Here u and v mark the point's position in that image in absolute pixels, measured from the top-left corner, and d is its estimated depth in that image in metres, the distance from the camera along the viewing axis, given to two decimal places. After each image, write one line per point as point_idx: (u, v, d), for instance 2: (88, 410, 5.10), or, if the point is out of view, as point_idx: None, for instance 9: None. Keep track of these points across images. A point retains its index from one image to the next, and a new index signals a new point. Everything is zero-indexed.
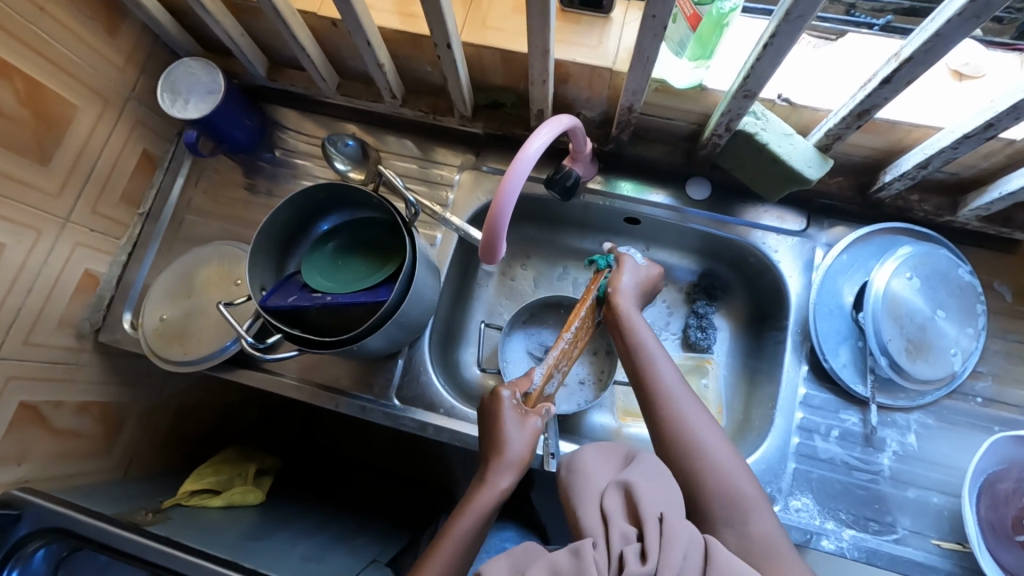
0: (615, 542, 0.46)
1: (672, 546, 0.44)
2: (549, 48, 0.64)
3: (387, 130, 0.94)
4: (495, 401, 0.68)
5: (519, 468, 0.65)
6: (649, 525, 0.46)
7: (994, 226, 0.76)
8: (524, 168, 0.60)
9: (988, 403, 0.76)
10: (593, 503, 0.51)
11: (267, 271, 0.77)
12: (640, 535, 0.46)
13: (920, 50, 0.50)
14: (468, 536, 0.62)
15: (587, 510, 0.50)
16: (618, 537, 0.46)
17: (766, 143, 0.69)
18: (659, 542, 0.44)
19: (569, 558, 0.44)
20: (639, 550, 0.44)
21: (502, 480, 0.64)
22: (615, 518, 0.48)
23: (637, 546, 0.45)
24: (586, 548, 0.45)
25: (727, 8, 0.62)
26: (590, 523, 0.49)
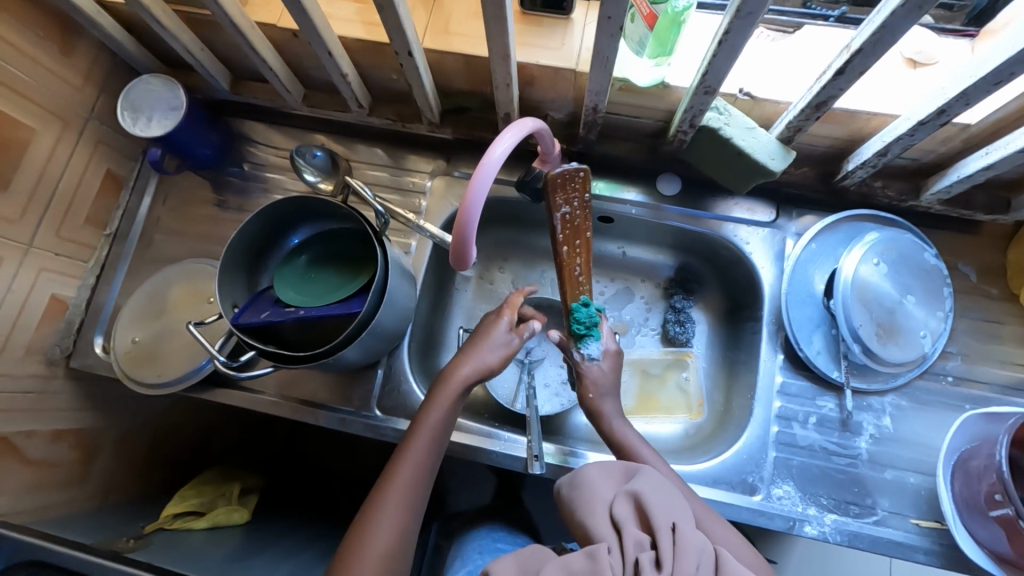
0: (630, 550, 0.45)
1: (688, 557, 0.44)
2: (510, 52, 0.64)
3: (356, 139, 0.94)
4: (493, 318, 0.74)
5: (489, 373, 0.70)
6: (663, 534, 0.46)
7: (956, 208, 0.78)
8: (490, 170, 0.60)
9: (958, 381, 0.77)
10: (603, 511, 0.50)
11: (238, 287, 0.76)
12: (653, 543, 0.46)
13: (870, 41, 0.51)
14: (439, 427, 0.68)
15: (597, 517, 0.50)
16: (633, 545, 0.46)
17: (730, 138, 0.70)
18: (674, 552, 0.45)
19: (583, 562, 0.45)
20: (654, 558, 0.44)
21: (461, 372, 0.69)
22: (628, 526, 0.48)
23: (651, 553, 0.45)
24: (600, 553, 0.45)
25: (682, 5, 0.62)
26: (601, 529, 0.49)
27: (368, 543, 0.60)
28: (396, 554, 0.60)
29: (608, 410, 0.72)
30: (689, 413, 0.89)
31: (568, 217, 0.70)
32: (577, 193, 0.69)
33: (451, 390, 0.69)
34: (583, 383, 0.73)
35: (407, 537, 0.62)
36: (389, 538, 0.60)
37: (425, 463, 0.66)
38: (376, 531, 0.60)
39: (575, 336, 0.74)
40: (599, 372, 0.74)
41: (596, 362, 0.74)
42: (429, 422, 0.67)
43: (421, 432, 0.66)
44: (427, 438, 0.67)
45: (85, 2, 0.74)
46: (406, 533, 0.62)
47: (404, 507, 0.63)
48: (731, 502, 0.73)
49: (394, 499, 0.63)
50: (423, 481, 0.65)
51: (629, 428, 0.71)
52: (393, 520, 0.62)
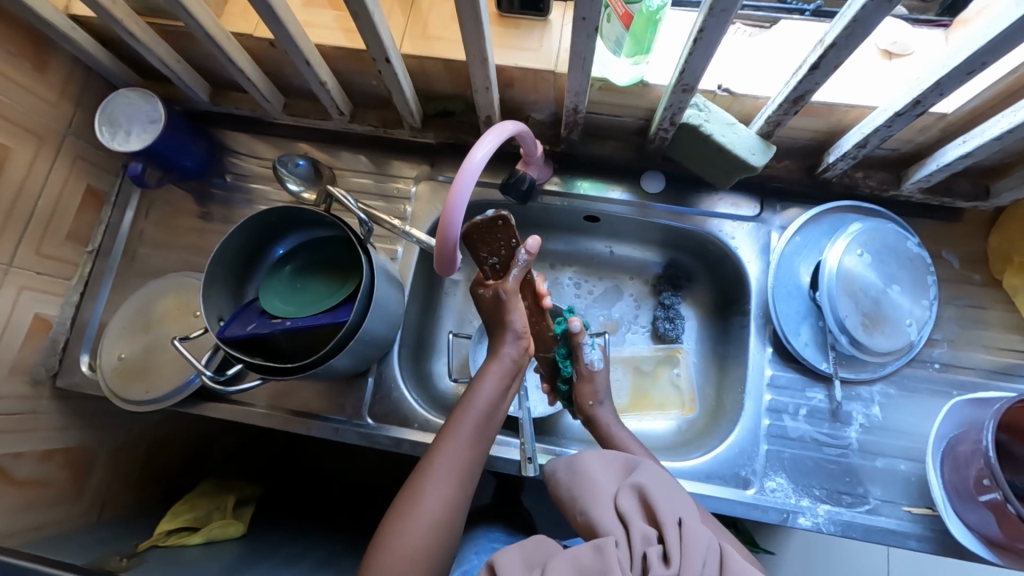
0: (637, 544, 0.45)
1: (695, 551, 0.44)
2: (487, 55, 0.64)
3: (339, 146, 0.93)
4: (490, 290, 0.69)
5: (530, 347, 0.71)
6: (669, 528, 0.46)
7: (937, 196, 0.79)
8: (472, 174, 0.60)
9: (945, 367, 0.78)
10: (608, 504, 0.51)
11: (224, 299, 0.75)
12: (660, 537, 0.46)
13: (842, 35, 0.51)
14: (486, 408, 0.66)
15: (603, 511, 0.50)
16: (639, 539, 0.46)
17: (710, 134, 0.70)
18: (681, 546, 0.45)
19: (591, 556, 0.45)
20: (661, 552, 0.44)
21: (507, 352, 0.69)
22: (634, 520, 0.48)
23: (659, 547, 0.45)
24: (608, 546, 0.45)
25: (657, 4, 0.62)
26: (608, 523, 0.49)
27: (414, 515, 0.59)
28: (441, 527, 0.59)
29: (604, 417, 0.74)
30: (682, 408, 0.89)
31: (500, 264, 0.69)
32: (502, 242, 0.67)
33: (499, 369, 0.68)
34: (584, 387, 0.75)
35: (454, 511, 0.61)
36: (436, 511, 0.60)
37: (473, 440, 0.65)
38: (422, 503, 0.60)
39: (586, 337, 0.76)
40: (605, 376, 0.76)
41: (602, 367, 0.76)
42: (476, 400, 0.66)
43: (469, 411, 0.66)
44: (476, 416, 0.66)
45: (56, 17, 0.73)
46: (453, 507, 0.61)
47: (451, 481, 0.62)
48: (725, 497, 0.73)
49: (440, 472, 0.62)
50: (472, 457, 0.64)
51: (621, 428, 0.73)
52: (440, 494, 0.61)
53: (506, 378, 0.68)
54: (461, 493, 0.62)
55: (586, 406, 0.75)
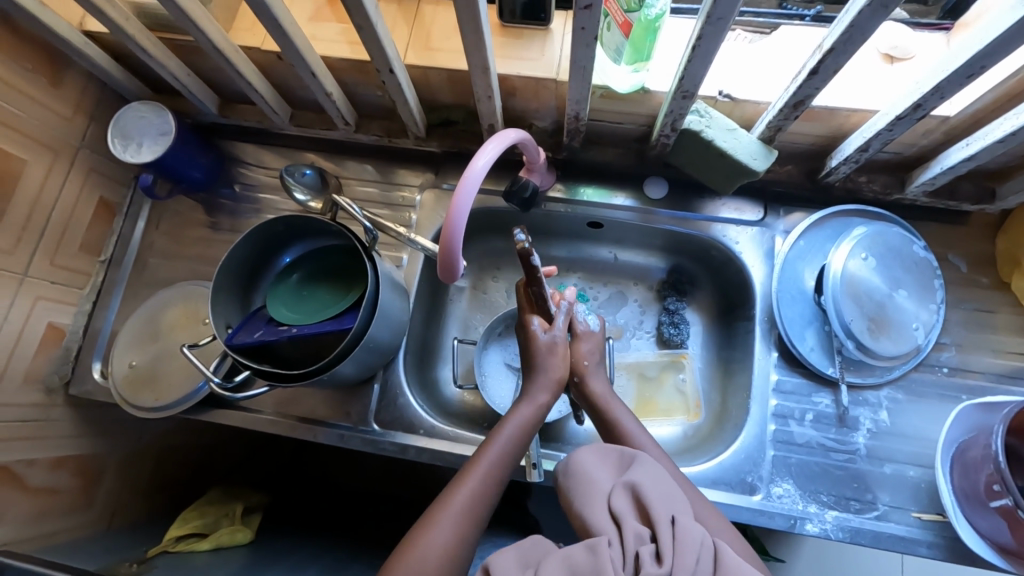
0: (629, 543, 0.45)
1: (687, 549, 0.44)
2: (489, 65, 0.65)
3: (345, 155, 0.95)
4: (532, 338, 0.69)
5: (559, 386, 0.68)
6: (662, 527, 0.46)
7: (942, 199, 0.78)
8: (474, 182, 0.61)
9: (953, 371, 0.77)
10: (602, 503, 0.50)
11: (232, 308, 0.77)
12: (653, 536, 0.46)
13: (840, 40, 0.51)
14: (513, 442, 0.65)
15: (597, 511, 0.50)
16: (632, 538, 0.46)
17: (712, 140, 0.70)
18: (673, 544, 0.45)
19: (584, 555, 0.44)
20: (653, 550, 0.44)
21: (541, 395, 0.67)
22: (628, 519, 0.48)
23: (651, 546, 0.45)
24: (601, 545, 0.45)
25: (656, 11, 0.62)
26: (601, 523, 0.49)
27: (425, 545, 0.56)
28: (452, 560, 0.56)
29: (597, 388, 0.72)
30: (687, 414, 0.89)
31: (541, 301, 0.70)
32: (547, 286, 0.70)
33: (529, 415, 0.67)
34: (581, 347, 0.73)
35: (467, 545, 0.58)
36: (446, 542, 0.57)
37: (494, 476, 0.63)
38: (434, 533, 0.57)
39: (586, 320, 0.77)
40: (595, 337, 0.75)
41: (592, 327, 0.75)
42: (504, 434, 0.65)
43: (496, 443, 0.65)
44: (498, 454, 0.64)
45: (71, 33, 0.75)
46: (466, 540, 0.58)
47: (465, 516, 0.59)
48: (732, 503, 0.73)
49: (456, 504, 0.59)
50: (490, 495, 0.62)
51: (616, 402, 0.71)
52: (455, 524, 0.58)
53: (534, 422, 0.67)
54: (475, 528, 0.59)
55: (580, 368, 0.72)
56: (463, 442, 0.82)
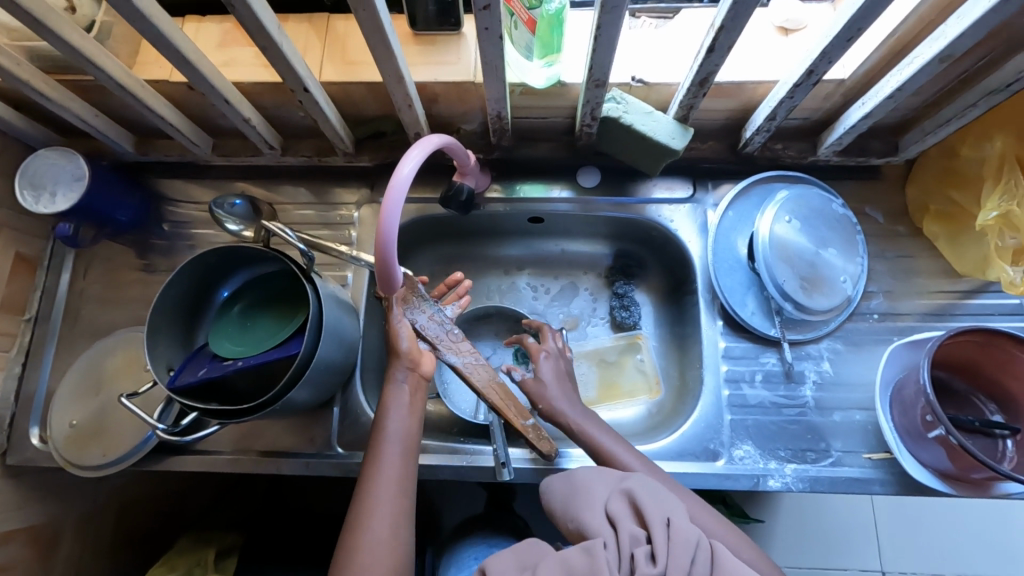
0: (625, 545, 0.47)
1: (681, 551, 0.46)
2: (403, 74, 0.65)
3: (276, 180, 0.93)
4: (397, 386, 0.68)
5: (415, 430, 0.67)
6: (656, 529, 0.48)
7: (852, 156, 0.83)
8: (400, 191, 0.60)
9: (884, 317, 0.82)
10: (599, 507, 0.53)
11: (172, 349, 0.74)
12: (648, 537, 0.48)
13: (728, 16, 0.53)
14: (406, 426, 0.67)
15: (595, 514, 0.52)
16: (627, 539, 0.48)
17: (631, 124, 0.72)
18: (667, 546, 0.46)
19: (580, 558, 0.47)
20: (648, 552, 0.46)
21: (399, 346, 0.69)
22: (623, 521, 0.50)
23: (646, 548, 0.46)
24: (595, 548, 0.47)
25: (556, 6, 0.63)
26: (597, 525, 0.51)
27: (366, 539, 0.59)
28: (391, 546, 0.59)
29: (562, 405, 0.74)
30: (649, 392, 0.92)
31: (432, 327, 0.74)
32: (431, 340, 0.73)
33: (411, 382, 0.69)
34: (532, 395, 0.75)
35: (402, 526, 0.61)
36: (385, 537, 0.60)
37: (404, 453, 0.65)
38: (366, 531, 0.60)
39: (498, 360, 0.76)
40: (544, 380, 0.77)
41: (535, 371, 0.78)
42: (393, 422, 0.67)
43: (389, 429, 0.66)
44: (400, 426, 0.67)
45: None
46: (400, 532, 0.61)
47: (394, 497, 0.62)
48: (697, 472, 0.75)
49: (379, 501, 0.61)
50: (404, 492, 0.63)
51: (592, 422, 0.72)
52: (380, 514, 0.61)
53: (411, 381, 0.69)
54: (406, 509, 0.62)
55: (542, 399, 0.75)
56: (432, 452, 0.81)
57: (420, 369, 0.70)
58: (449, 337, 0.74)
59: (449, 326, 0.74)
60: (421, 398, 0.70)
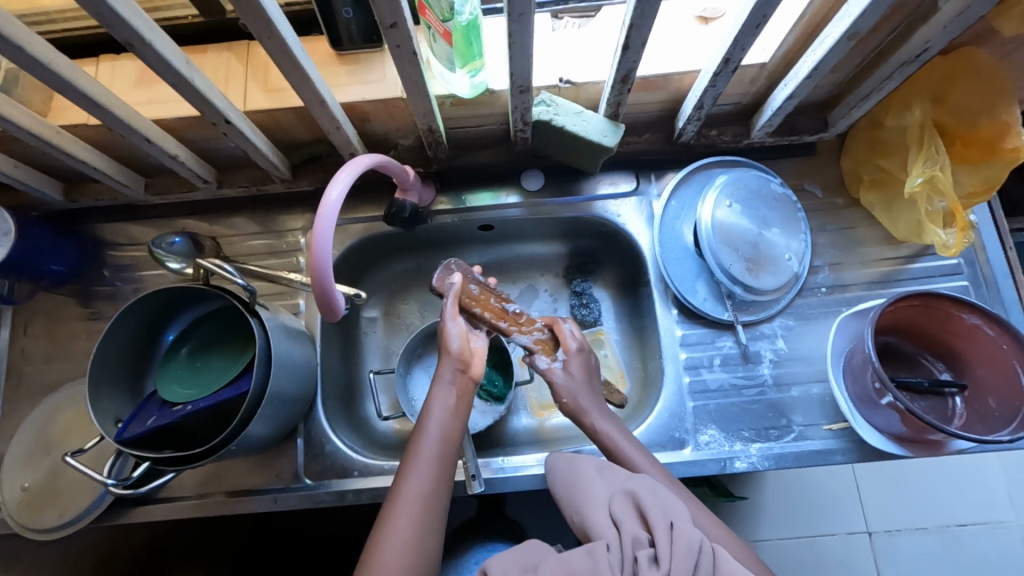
0: (628, 547, 0.50)
1: (683, 554, 0.48)
2: (325, 98, 0.64)
3: (217, 213, 0.91)
4: (440, 388, 0.71)
5: (456, 427, 0.68)
6: (659, 531, 0.50)
7: (784, 136, 0.84)
8: (330, 216, 0.59)
9: (831, 289, 0.83)
10: (602, 509, 0.56)
11: (119, 400, 0.71)
12: (650, 540, 0.51)
13: (635, 15, 0.54)
14: (444, 426, 0.68)
15: (599, 517, 0.55)
16: (630, 541, 0.51)
17: (562, 126, 0.72)
18: (668, 549, 0.48)
19: (583, 558, 0.50)
20: (651, 555, 0.49)
21: (450, 346, 0.73)
22: (626, 523, 0.53)
23: (649, 551, 0.49)
24: (598, 550, 0.50)
25: (467, 18, 0.61)
26: (600, 527, 0.54)
27: (390, 539, 0.58)
28: (415, 548, 0.58)
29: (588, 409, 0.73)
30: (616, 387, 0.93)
31: (495, 308, 0.78)
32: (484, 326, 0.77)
33: (459, 382, 0.72)
34: (554, 389, 0.75)
35: (429, 528, 0.60)
36: (410, 535, 0.59)
37: (442, 456, 0.65)
38: (392, 531, 0.59)
39: (549, 347, 0.78)
40: (565, 374, 0.75)
41: (559, 366, 0.76)
42: (431, 421, 0.68)
43: (427, 430, 0.67)
44: (439, 429, 0.67)
45: None
46: (428, 530, 0.60)
47: (425, 493, 0.62)
48: (665, 462, 0.76)
49: (409, 500, 0.61)
50: (436, 491, 0.63)
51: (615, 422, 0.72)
52: (407, 513, 0.60)
53: (453, 384, 0.71)
54: (434, 510, 0.61)
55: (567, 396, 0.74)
56: None
57: (469, 371, 0.73)
58: (512, 319, 0.78)
59: (509, 309, 0.79)
60: (464, 402, 0.71)
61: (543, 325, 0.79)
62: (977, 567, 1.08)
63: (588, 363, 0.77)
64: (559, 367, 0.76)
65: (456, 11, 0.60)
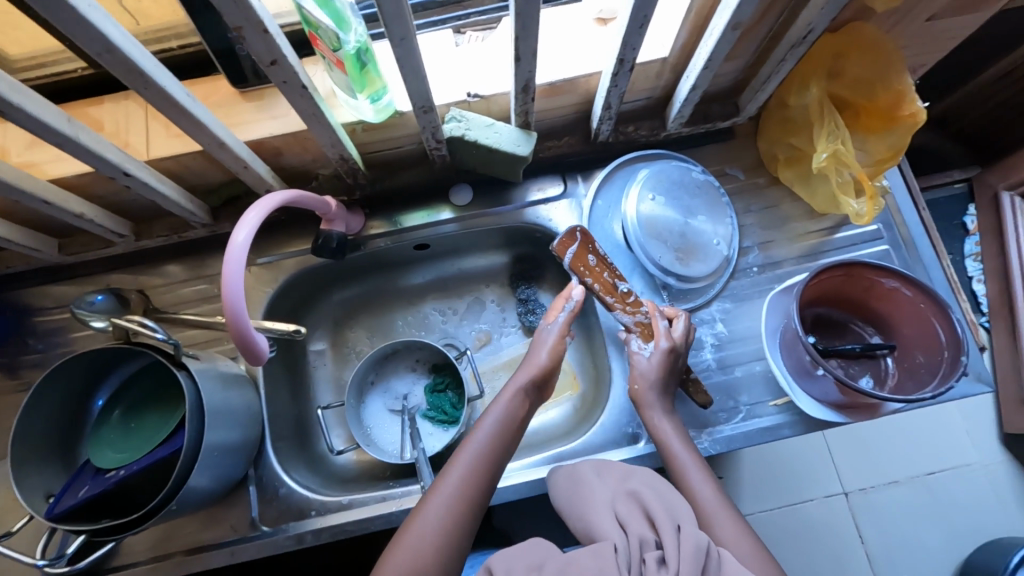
0: (636, 546, 0.52)
1: (688, 555, 0.50)
2: (224, 139, 0.63)
3: (142, 265, 0.88)
4: (510, 387, 0.74)
5: (513, 424, 0.70)
6: (666, 533, 0.52)
7: (699, 125, 0.86)
8: (239, 260, 0.57)
9: (763, 268, 0.85)
10: (608, 513, 0.58)
11: (50, 473, 0.68)
12: (656, 541, 0.53)
13: (518, 27, 0.54)
14: (506, 422, 0.70)
15: (605, 520, 0.57)
16: (638, 542, 0.52)
17: (475, 140, 0.72)
18: (675, 548, 0.50)
19: (592, 557, 0.51)
20: (658, 555, 0.50)
21: (540, 357, 0.76)
22: (632, 524, 0.55)
23: (656, 551, 0.51)
24: (608, 549, 0.51)
25: (354, 47, 0.59)
26: (607, 529, 0.56)
27: (418, 526, 0.60)
28: (444, 538, 0.59)
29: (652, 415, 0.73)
30: (571, 389, 0.94)
31: (597, 286, 0.79)
32: (608, 294, 0.79)
33: (531, 375, 0.75)
34: (632, 374, 0.75)
35: (462, 517, 0.61)
36: (439, 521, 0.60)
37: (488, 458, 0.66)
38: (421, 520, 0.60)
39: (644, 333, 0.77)
40: (645, 367, 0.74)
41: (645, 354, 0.75)
42: (489, 417, 0.70)
43: (482, 427, 0.69)
44: (495, 423, 0.69)
45: None
46: (458, 516, 0.61)
47: (462, 484, 0.63)
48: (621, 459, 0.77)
49: (444, 490, 0.63)
50: (475, 485, 0.64)
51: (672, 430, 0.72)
52: (441, 502, 0.61)
53: (526, 392, 0.73)
54: (469, 500, 0.63)
55: (642, 386, 0.74)
56: (357, 507, 0.79)
57: (542, 369, 0.75)
58: (619, 296, 0.79)
59: (619, 286, 0.79)
60: (528, 406, 0.73)
61: (647, 309, 0.78)
62: (955, 512, 1.09)
63: (675, 364, 0.75)
64: (642, 355, 0.75)
65: (342, 40, 0.59)
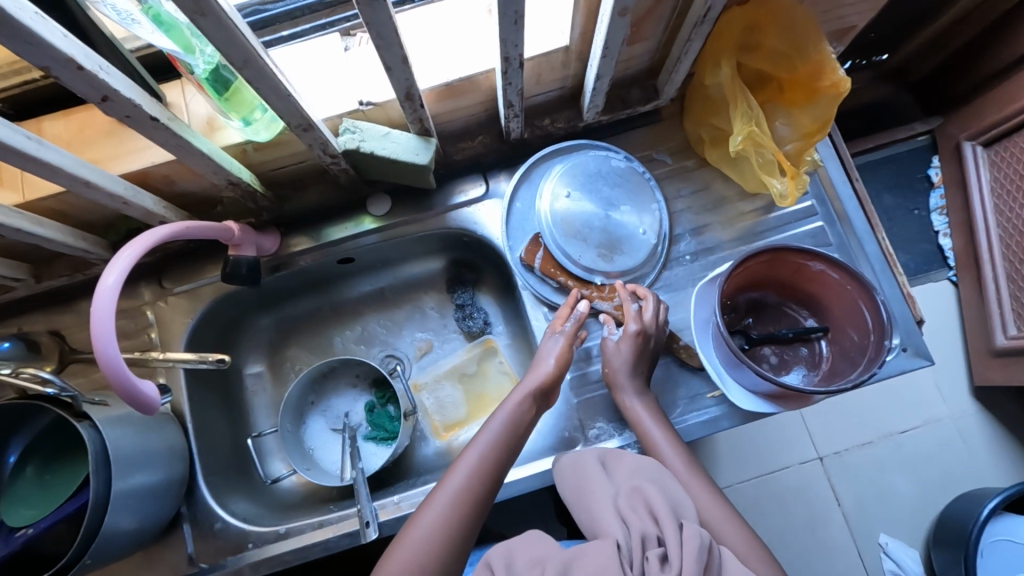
0: (638, 542, 0.50)
1: (691, 552, 0.48)
2: (89, 178, 0.59)
3: (53, 308, 0.84)
4: (517, 391, 0.69)
5: (519, 431, 0.66)
6: (670, 530, 0.50)
7: (618, 110, 0.82)
8: (108, 308, 0.54)
9: (696, 255, 0.82)
10: (610, 505, 0.56)
11: None
12: (660, 537, 0.51)
13: (375, 37, 0.50)
14: (511, 428, 0.66)
15: (608, 512, 0.55)
16: (640, 537, 0.50)
17: (371, 151, 0.69)
18: (678, 547, 0.49)
19: (594, 555, 0.49)
20: (660, 551, 0.49)
21: (546, 364, 0.71)
22: (636, 518, 0.52)
23: (658, 547, 0.49)
24: (611, 547, 0.49)
25: (202, 72, 0.57)
26: (609, 522, 0.53)
27: (414, 534, 0.57)
28: (446, 537, 0.57)
29: (628, 401, 0.70)
30: None
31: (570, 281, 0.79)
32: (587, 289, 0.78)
33: (536, 375, 0.71)
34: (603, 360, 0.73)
35: (461, 525, 0.58)
36: (437, 530, 0.57)
37: (492, 466, 0.63)
38: (418, 527, 0.57)
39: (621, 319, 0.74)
40: (615, 351, 0.72)
41: (614, 338, 0.73)
42: (494, 423, 0.66)
43: (485, 434, 0.65)
44: (499, 429, 0.66)
45: None
46: (459, 523, 0.58)
47: (463, 493, 0.60)
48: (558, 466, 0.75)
49: (444, 497, 0.59)
50: (478, 493, 0.61)
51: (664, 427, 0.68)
52: (441, 510, 0.58)
53: (534, 398, 0.69)
54: (468, 507, 0.59)
55: (616, 371, 0.71)
56: (295, 535, 0.77)
57: (552, 373, 0.70)
58: (595, 288, 0.78)
59: (593, 277, 0.79)
60: (536, 410, 0.69)
61: (619, 290, 0.76)
62: (933, 470, 1.05)
63: (645, 347, 0.72)
64: (614, 339, 0.73)
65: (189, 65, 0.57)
